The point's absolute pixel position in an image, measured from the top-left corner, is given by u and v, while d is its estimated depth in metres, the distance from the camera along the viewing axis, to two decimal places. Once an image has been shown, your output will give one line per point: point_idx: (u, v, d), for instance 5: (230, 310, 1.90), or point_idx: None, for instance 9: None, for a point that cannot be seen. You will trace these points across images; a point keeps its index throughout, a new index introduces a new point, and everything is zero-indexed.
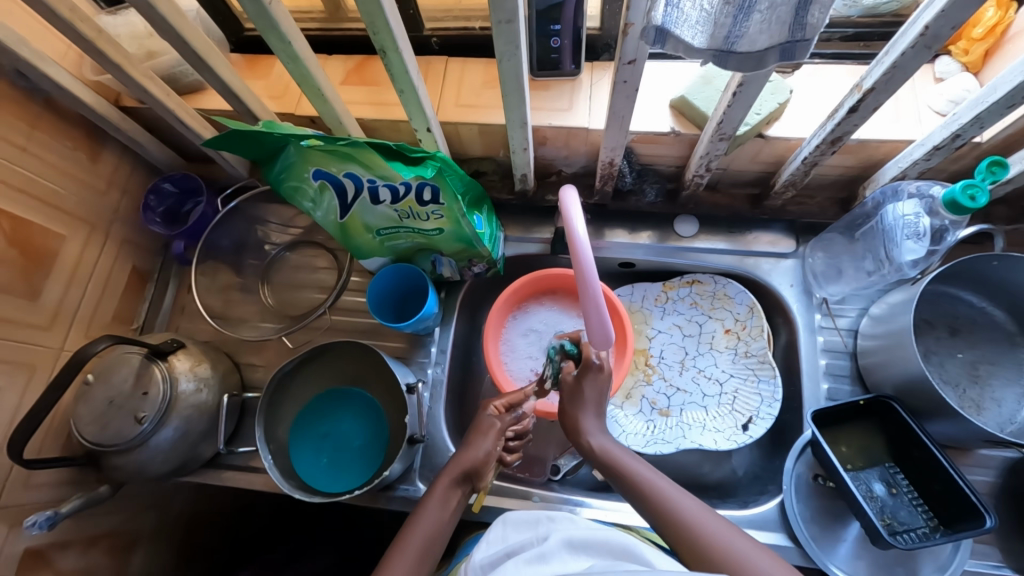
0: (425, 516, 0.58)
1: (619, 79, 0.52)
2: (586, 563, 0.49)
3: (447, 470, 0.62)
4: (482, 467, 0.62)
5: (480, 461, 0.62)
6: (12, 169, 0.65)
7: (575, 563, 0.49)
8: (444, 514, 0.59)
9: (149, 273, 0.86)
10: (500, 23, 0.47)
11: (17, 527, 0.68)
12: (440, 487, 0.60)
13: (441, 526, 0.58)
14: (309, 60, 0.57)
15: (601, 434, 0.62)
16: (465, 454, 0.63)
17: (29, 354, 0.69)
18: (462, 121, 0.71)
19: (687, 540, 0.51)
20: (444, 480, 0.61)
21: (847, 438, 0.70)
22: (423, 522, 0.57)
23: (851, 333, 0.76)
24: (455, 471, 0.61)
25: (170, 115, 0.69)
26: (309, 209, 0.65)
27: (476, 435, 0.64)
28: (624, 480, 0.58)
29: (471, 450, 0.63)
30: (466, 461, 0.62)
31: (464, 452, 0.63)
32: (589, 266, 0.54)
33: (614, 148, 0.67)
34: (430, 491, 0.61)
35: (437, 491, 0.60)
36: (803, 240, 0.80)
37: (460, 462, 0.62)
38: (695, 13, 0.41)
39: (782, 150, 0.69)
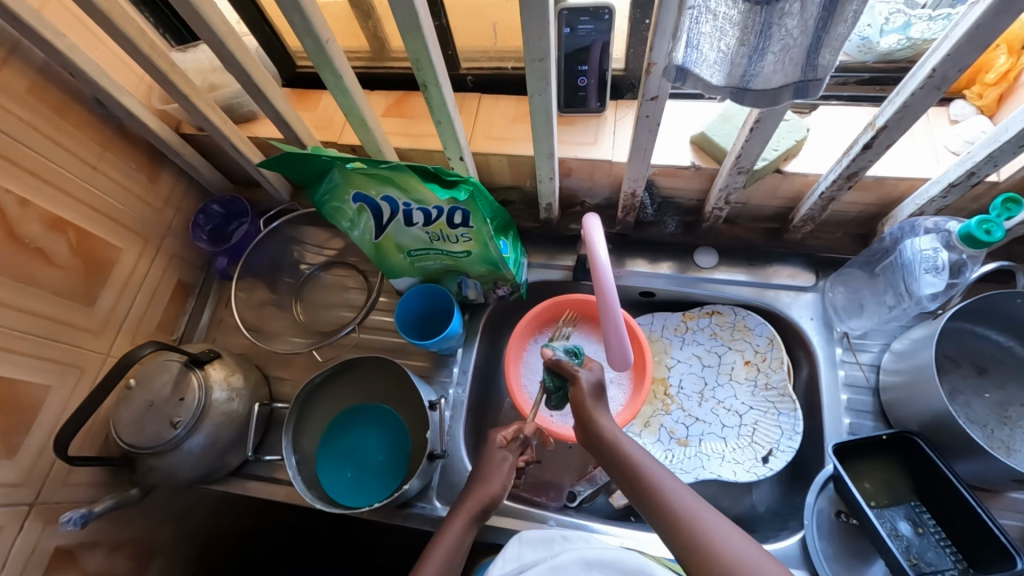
0: (440, 549, 0.58)
1: (642, 114, 0.56)
2: None
3: (466, 505, 0.62)
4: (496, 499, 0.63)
5: (497, 492, 0.63)
6: (82, 185, 0.71)
7: None
8: (458, 541, 0.60)
9: (191, 288, 0.92)
10: (533, 62, 0.52)
11: (51, 524, 0.71)
12: (457, 522, 0.61)
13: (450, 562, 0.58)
14: (356, 93, 0.62)
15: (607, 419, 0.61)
16: (483, 490, 0.63)
17: (78, 357, 0.74)
18: (492, 153, 0.75)
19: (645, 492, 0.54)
20: (460, 517, 0.61)
21: (868, 473, 0.69)
22: (444, 543, 0.59)
23: (873, 368, 0.76)
24: (473, 506, 0.62)
25: (225, 141, 0.76)
26: (347, 229, 0.70)
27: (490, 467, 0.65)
28: (624, 475, 0.57)
29: (487, 485, 0.63)
30: (484, 500, 0.62)
31: (481, 485, 0.64)
32: (612, 290, 0.57)
33: (636, 179, 0.69)
34: (443, 530, 0.60)
35: (451, 531, 0.60)
36: (822, 275, 0.81)
37: (482, 492, 0.63)
38: (713, 54, 0.44)
39: (799, 185, 0.71)
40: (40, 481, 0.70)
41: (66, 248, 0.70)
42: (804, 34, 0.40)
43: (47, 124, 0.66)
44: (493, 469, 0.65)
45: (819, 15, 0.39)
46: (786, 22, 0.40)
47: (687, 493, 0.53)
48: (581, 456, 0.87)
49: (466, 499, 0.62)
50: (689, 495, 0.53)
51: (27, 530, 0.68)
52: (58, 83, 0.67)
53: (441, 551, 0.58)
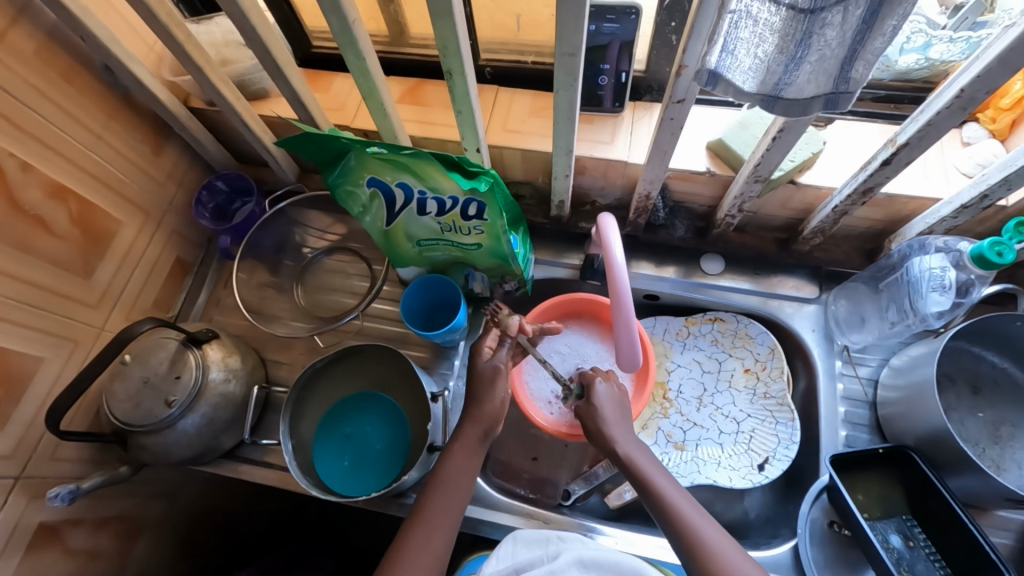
0: (444, 483, 0.61)
1: (667, 117, 0.56)
2: None
3: (466, 432, 0.64)
4: (496, 421, 0.64)
5: (496, 416, 0.64)
6: (85, 154, 0.69)
7: None
8: (463, 465, 0.62)
9: (190, 266, 0.90)
10: (563, 56, 0.51)
11: (36, 499, 0.69)
12: (460, 451, 0.63)
13: (458, 492, 0.61)
14: (378, 77, 0.61)
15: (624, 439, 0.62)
16: (482, 416, 0.64)
17: (72, 330, 0.72)
18: (507, 146, 0.75)
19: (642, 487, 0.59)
20: (463, 446, 0.63)
21: (864, 486, 0.70)
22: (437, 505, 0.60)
23: (871, 382, 0.77)
24: (471, 435, 0.63)
25: (236, 118, 0.74)
26: (358, 214, 0.68)
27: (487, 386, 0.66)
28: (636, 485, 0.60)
29: (484, 407, 0.64)
30: (484, 426, 0.64)
31: (479, 413, 0.64)
32: (626, 298, 0.58)
33: (652, 182, 0.69)
34: (445, 460, 0.63)
35: (454, 461, 0.62)
36: (826, 288, 0.82)
37: (481, 421, 0.64)
38: (748, 60, 0.44)
39: (812, 198, 0.71)
40: (27, 455, 0.68)
41: (67, 217, 0.69)
42: (840, 46, 0.40)
43: (54, 89, 0.64)
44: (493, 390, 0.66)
45: (858, 27, 0.39)
46: (827, 32, 0.40)
47: (679, 491, 0.58)
48: (578, 455, 0.87)
49: (462, 435, 0.64)
50: (695, 510, 0.57)
51: (12, 504, 0.67)
52: (67, 46, 0.65)
53: (443, 484, 0.61)
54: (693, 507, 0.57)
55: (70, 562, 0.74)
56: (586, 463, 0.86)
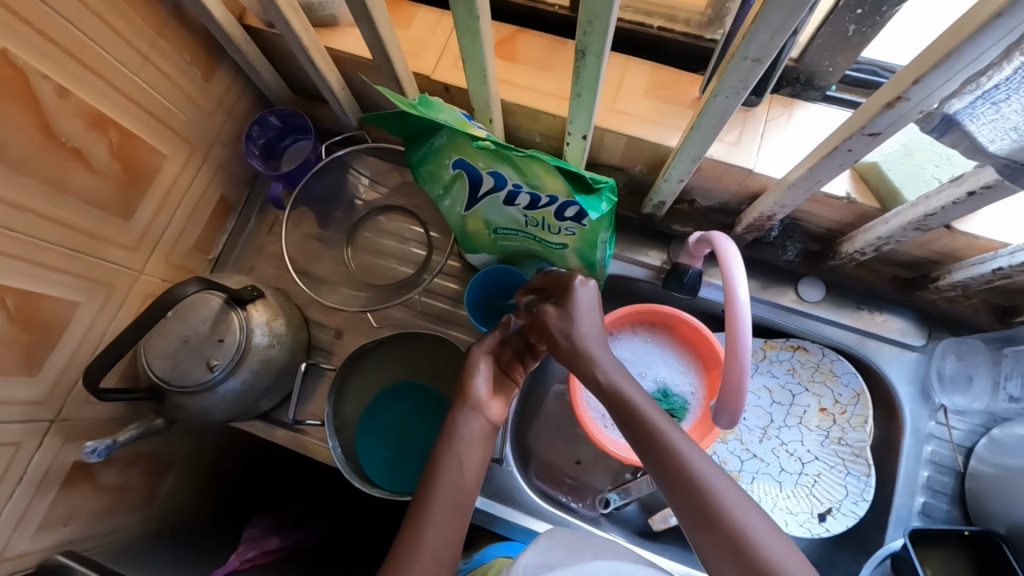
0: (449, 463, 0.56)
1: (844, 147, 0.45)
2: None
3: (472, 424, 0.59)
4: (485, 405, 0.61)
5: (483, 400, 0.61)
6: (130, 78, 0.59)
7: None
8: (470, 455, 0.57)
9: (233, 205, 0.82)
10: (744, 59, 0.39)
11: (70, 441, 0.67)
12: (460, 435, 0.58)
13: (463, 478, 0.55)
14: (487, 38, 0.49)
15: (608, 365, 0.54)
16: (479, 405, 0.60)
17: (109, 274, 0.66)
18: (612, 130, 0.63)
19: (663, 459, 0.49)
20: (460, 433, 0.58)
21: (934, 560, 0.64)
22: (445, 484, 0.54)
23: (964, 451, 0.70)
24: (467, 430, 0.59)
25: (302, 52, 0.63)
26: (437, 195, 0.59)
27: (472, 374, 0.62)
28: (635, 433, 0.51)
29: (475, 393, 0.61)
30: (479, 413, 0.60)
31: (474, 398, 0.61)
32: (746, 331, 0.51)
33: (782, 205, 0.59)
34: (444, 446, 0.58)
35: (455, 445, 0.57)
36: (935, 337, 0.73)
37: (477, 409, 0.60)
38: (1017, 117, 0.35)
39: (962, 246, 0.60)
40: (62, 398, 0.65)
41: (106, 151, 0.60)
42: None
43: None
44: (474, 378, 0.62)
45: None
46: None
47: (708, 464, 0.48)
48: (619, 462, 0.83)
49: (456, 427, 0.59)
50: (704, 461, 0.48)
51: (46, 447, 0.64)
52: None
53: (451, 465, 0.56)
54: (706, 461, 0.48)
55: (101, 499, 0.73)
56: (628, 472, 0.82)
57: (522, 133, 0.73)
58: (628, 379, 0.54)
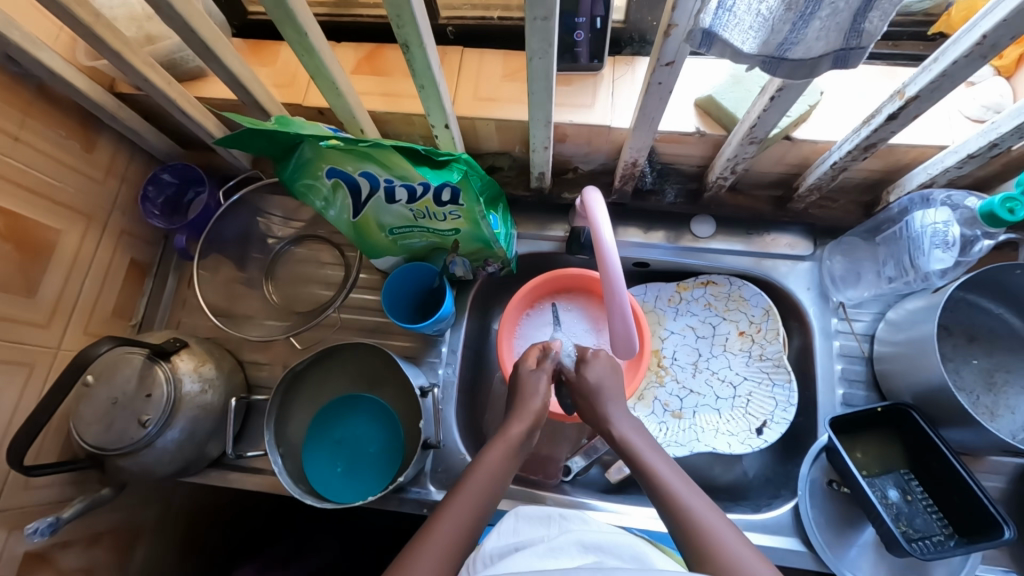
0: (478, 470, 0.57)
1: (654, 80, 0.50)
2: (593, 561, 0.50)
3: (496, 452, 0.58)
4: (539, 418, 0.62)
5: (540, 412, 0.62)
6: (4, 160, 0.61)
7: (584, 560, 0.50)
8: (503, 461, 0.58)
9: (147, 267, 0.83)
10: (535, 20, 0.44)
11: (17, 529, 0.66)
12: (500, 446, 0.59)
13: (492, 482, 0.56)
14: (324, 51, 0.54)
15: (624, 424, 0.61)
16: (526, 413, 0.62)
17: (25, 354, 0.66)
18: (478, 117, 0.68)
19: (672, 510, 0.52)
20: (504, 441, 0.59)
21: (863, 444, 0.70)
22: (457, 508, 0.53)
23: (868, 338, 0.75)
24: (517, 433, 0.60)
25: (172, 105, 0.66)
26: (322, 208, 0.62)
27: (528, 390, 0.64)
28: (637, 471, 0.57)
29: (530, 406, 0.63)
30: (529, 422, 0.61)
31: (524, 408, 0.63)
32: (616, 270, 0.55)
33: (639, 149, 0.64)
34: (483, 456, 0.58)
35: (493, 454, 0.58)
36: (821, 244, 0.79)
37: (524, 417, 0.62)
38: (750, 18, 0.38)
39: (808, 152, 0.67)
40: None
41: None
42: None
43: None
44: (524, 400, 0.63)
45: None
46: None
47: (712, 513, 0.51)
48: (575, 429, 0.86)
49: (506, 433, 0.60)
50: (699, 499, 0.52)
51: None
52: None
53: (483, 472, 0.56)
54: (710, 511, 0.51)
55: None
56: (584, 437, 0.85)
57: (404, 140, 0.77)
58: (635, 429, 0.61)
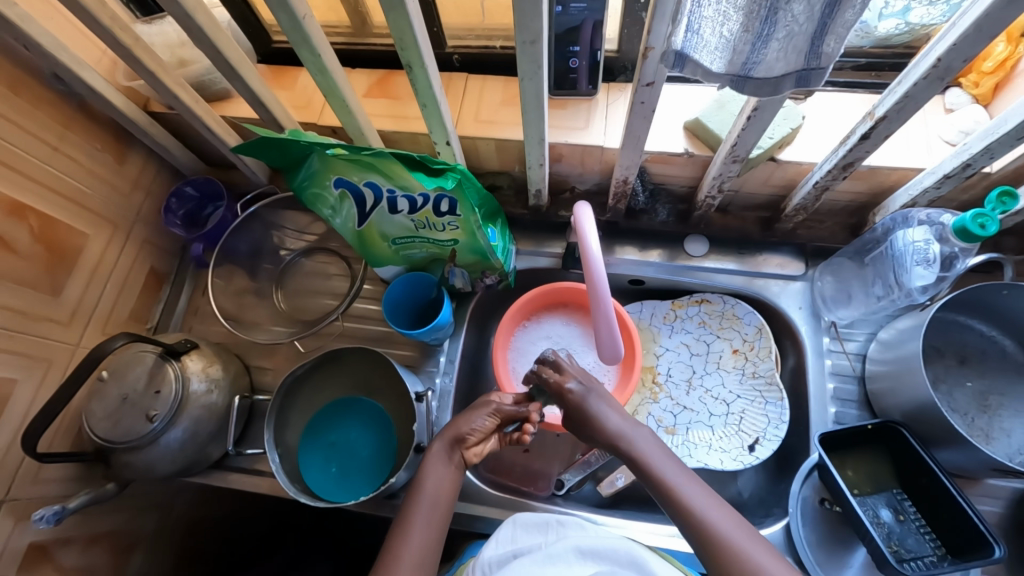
0: (424, 500, 0.60)
1: (637, 100, 0.54)
2: (592, 569, 0.54)
3: (440, 445, 0.64)
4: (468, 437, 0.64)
5: (467, 432, 0.64)
6: (42, 168, 0.67)
7: (582, 567, 0.55)
8: (446, 475, 0.62)
9: (165, 275, 0.88)
10: (524, 43, 0.49)
11: (23, 521, 0.68)
12: (437, 464, 0.63)
13: (439, 508, 0.60)
14: (337, 74, 0.59)
15: (607, 412, 0.64)
16: (452, 429, 0.64)
17: (45, 349, 0.70)
18: (479, 137, 0.72)
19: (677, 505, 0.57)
20: (438, 459, 0.63)
21: (853, 462, 0.70)
22: (421, 511, 0.59)
23: (860, 357, 0.76)
24: (444, 446, 0.64)
25: (197, 121, 0.71)
26: (328, 216, 0.67)
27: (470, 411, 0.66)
28: (638, 469, 0.61)
29: (458, 424, 0.65)
30: (454, 435, 0.64)
31: (450, 426, 0.65)
32: (604, 285, 0.56)
33: (628, 167, 0.68)
34: (422, 477, 0.62)
35: (433, 474, 0.61)
36: (812, 264, 0.81)
37: (450, 433, 0.64)
38: (715, 40, 0.42)
39: (793, 174, 0.70)
40: (10, 477, 0.67)
41: (27, 235, 0.67)
42: (810, 20, 0.38)
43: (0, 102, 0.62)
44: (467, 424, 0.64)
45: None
46: (793, 7, 0.38)
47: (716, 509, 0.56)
48: (569, 444, 0.86)
49: (433, 449, 0.64)
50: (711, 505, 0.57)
51: None
52: (12, 56, 0.62)
53: (427, 498, 0.60)
54: (716, 507, 0.57)
55: None
56: (578, 452, 0.85)
57: None
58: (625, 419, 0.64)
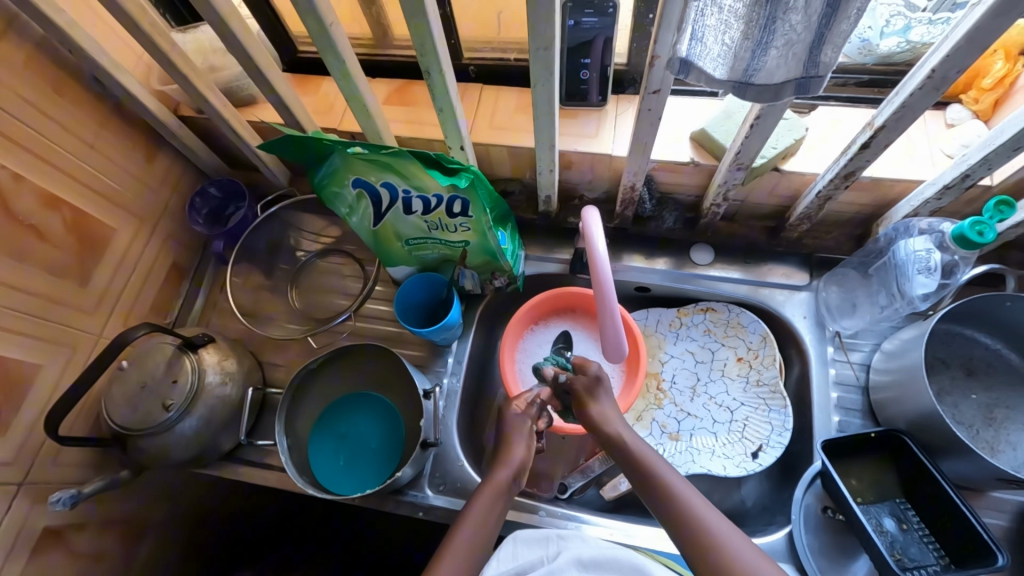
0: (469, 519, 0.56)
1: (644, 107, 0.56)
2: None
3: (496, 478, 0.59)
4: (525, 466, 0.61)
5: (525, 461, 0.61)
6: (78, 164, 0.71)
7: None
8: (491, 511, 0.57)
9: (186, 271, 0.91)
10: (537, 51, 0.52)
11: (40, 503, 0.69)
12: (491, 487, 0.58)
13: (486, 528, 0.56)
14: (359, 79, 0.62)
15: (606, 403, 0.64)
16: (514, 460, 0.60)
17: (70, 337, 0.73)
18: (492, 143, 0.75)
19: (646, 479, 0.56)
20: (492, 485, 0.58)
21: (857, 471, 0.70)
22: (471, 521, 0.56)
23: (864, 367, 0.76)
24: (505, 478, 0.59)
25: (225, 124, 0.75)
26: (345, 214, 0.69)
27: (515, 435, 0.63)
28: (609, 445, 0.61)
29: (517, 452, 0.61)
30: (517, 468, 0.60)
31: (511, 455, 0.61)
32: (610, 287, 0.56)
33: (636, 174, 0.70)
34: (471, 503, 0.58)
35: (482, 502, 0.57)
36: (817, 274, 0.82)
37: (513, 464, 0.60)
38: (717, 48, 0.45)
39: (797, 184, 0.72)
40: (29, 460, 0.69)
41: (61, 226, 0.70)
42: (807, 30, 0.41)
43: (45, 101, 0.66)
44: (517, 438, 0.62)
45: (823, 11, 0.39)
46: (790, 17, 0.40)
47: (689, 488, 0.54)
48: (574, 448, 0.87)
49: (493, 478, 0.59)
50: (710, 508, 0.52)
51: (15, 509, 0.67)
52: (56, 58, 0.66)
53: (476, 520, 0.56)
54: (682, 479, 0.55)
55: (75, 565, 0.73)
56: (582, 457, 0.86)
57: None
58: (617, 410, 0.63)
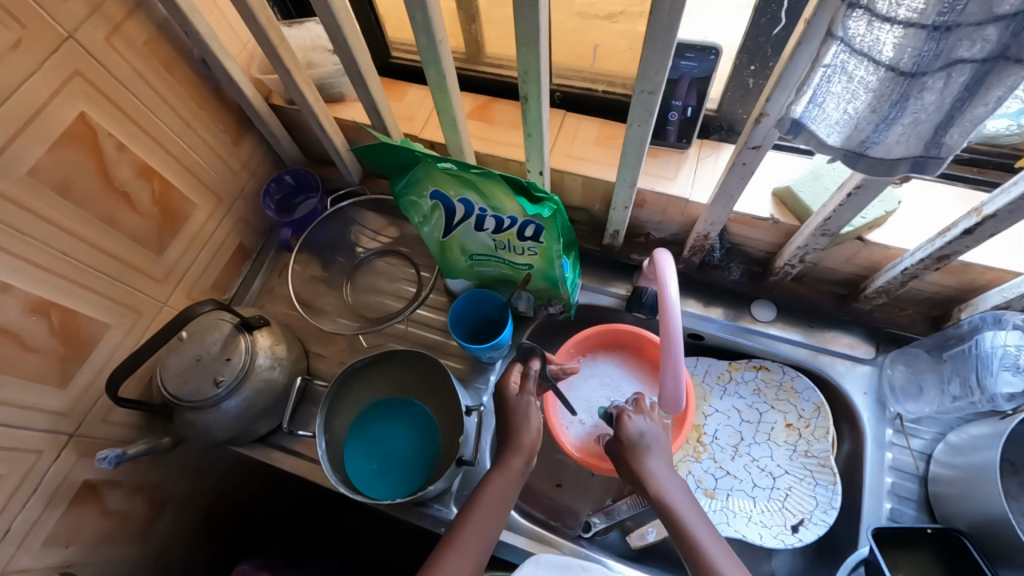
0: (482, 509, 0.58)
1: (739, 161, 0.55)
2: None
3: (511, 461, 0.60)
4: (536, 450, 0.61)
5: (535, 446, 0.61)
6: (174, 139, 0.74)
7: None
8: (502, 494, 0.59)
9: (249, 252, 0.93)
10: (642, 92, 0.52)
11: (85, 458, 0.72)
12: (504, 477, 0.59)
13: (495, 517, 0.58)
14: (454, 94, 0.63)
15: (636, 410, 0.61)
16: (523, 447, 0.60)
17: (138, 301, 0.76)
18: (568, 171, 0.75)
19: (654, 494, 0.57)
20: (507, 474, 0.59)
21: (906, 565, 0.64)
22: (481, 511, 0.58)
23: (924, 457, 0.73)
24: (518, 464, 0.60)
25: (314, 119, 0.77)
26: (418, 223, 0.70)
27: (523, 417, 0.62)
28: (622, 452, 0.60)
29: (522, 439, 0.61)
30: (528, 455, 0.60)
31: (519, 442, 0.61)
32: (678, 338, 0.56)
33: (712, 224, 0.70)
34: (482, 489, 0.59)
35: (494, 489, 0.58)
36: (883, 350, 0.78)
37: (522, 451, 0.60)
38: (837, 115, 0.43)
39: (879, 256, 0.69)
40: (82, 415, 0.71)
41: (149, 196, 0.73)
42: (938, 110, 0.39)
43: (156, 77, 0.69)
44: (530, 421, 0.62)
45: (960, 93, 0.38)
46: (925, 95, 0.39)
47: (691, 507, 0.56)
48: (601, 487, 0.85)
49: (506, 465, 0.60)
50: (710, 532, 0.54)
51: (63, 460, 0.69)
52: (172, 38, 0.70)
53: (487, 509, 0.58)
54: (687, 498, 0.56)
55: (105, 522, 0.75)
56: (609, 498, 0.83)
57: None
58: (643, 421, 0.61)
